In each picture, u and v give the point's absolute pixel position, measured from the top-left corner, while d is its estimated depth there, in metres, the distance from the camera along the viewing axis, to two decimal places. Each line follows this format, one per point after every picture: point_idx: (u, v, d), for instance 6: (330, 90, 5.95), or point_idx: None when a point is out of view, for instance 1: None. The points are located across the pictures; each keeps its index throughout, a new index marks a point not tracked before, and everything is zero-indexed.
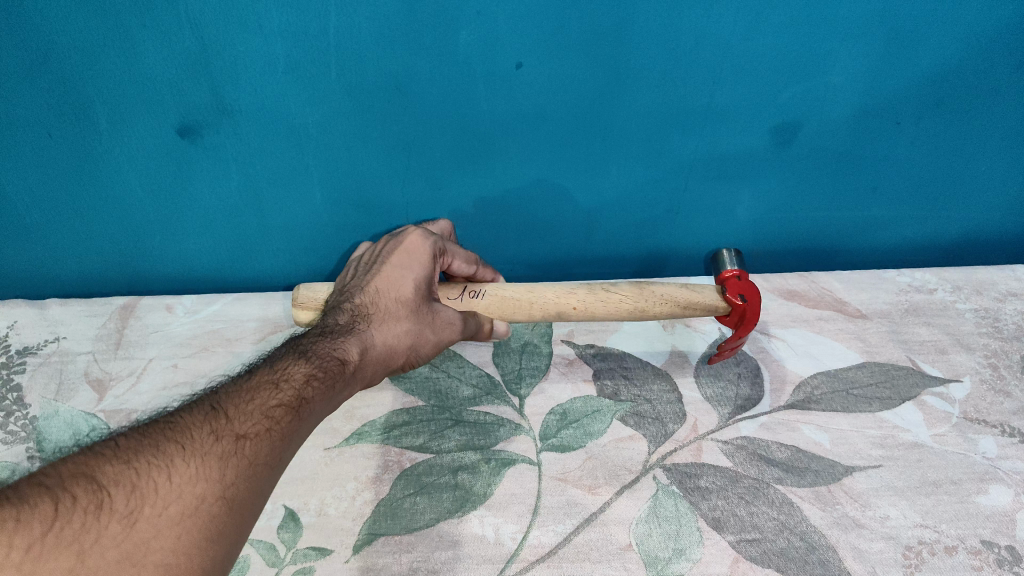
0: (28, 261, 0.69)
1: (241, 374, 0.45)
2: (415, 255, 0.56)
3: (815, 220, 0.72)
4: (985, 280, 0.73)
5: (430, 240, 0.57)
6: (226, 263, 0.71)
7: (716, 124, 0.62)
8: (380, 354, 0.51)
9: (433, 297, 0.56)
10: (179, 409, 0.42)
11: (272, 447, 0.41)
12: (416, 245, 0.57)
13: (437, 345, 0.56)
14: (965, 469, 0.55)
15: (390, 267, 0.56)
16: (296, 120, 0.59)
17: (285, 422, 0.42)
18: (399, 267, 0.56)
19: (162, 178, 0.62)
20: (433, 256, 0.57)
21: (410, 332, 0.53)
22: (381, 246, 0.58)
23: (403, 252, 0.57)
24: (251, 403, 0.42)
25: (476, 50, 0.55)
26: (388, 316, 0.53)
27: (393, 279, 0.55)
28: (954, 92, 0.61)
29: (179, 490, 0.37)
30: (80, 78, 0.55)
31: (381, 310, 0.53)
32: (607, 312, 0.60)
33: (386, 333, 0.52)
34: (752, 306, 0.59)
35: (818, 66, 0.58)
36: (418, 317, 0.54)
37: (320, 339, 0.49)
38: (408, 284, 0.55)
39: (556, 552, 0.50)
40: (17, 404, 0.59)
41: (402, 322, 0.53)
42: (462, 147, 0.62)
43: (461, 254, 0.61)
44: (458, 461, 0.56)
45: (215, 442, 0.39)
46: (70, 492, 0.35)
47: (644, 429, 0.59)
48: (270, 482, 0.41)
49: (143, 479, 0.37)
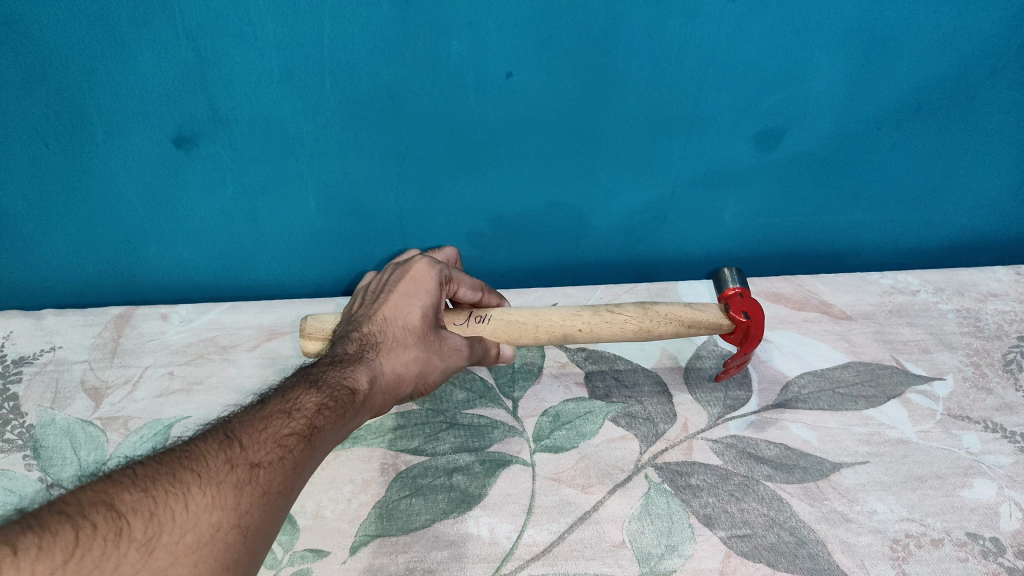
0: (23, 272, 0.70)
1: (252, 404, 0.45)
2: (421, 283, 0.56)
3: (800, 224, 0.74)
4: (966, 282, 0.75)
5: (437, 267, 0.57)
6: (221, 272, 0.72)
7: (702, 131, 0.64)
8: (389, 382, 0.51)
9: (441, 322, 0.56)
10: (193, 438, 0.42)
11: (285, 476, 0.41)
12: (423, 273, 0.57)
13: (445, 371, 0.55)
14: (949, 464, 0.57)
15: (397, 296, 0.56)
16: (291, 129, 0.60)
17: (298, 451, 0.42)
18: (406, 295, 0.55)
19: (158, 188, 0.63)
20: (438, 284, 0.57)
21: (418, 359, 0.53)
22: (387, 276, 0.58)
23: (409, 280, 0.56)
24: (264, 432, 0.42)
25: (467, 60, 0.56)
26: (397, 344, 0.53)
27: (401, 307, 0.55)
28: (932, 98, 0.63)
29: (196, 518, 0.38)
30: (78, 89, 0.56)
31: (389, 338, 0.53)
32: (612, 333, 0.61)
33: (394, 361, 0.52)
34: (756, 324, 0.59)
35: (799, 73, 0.60)
36: (425, 344, 0.54)
37: (329, 369, 0.49)
38: (415, 311, 0.55)
39: (551, 550, 0.51)
40: (13, 413, 0.60)
41: (410, 349, 0.53)
42: (454, 155, 0.63)
43: (467, 279, 0.60)
44: (454, 463, 0.57)
45: (230, 470, 0.40)
46: (90, 519, 0.36)
47: (635, 429, 0.60)
48: (282, 512, 0.41)
49: (161, 507, 0.38)
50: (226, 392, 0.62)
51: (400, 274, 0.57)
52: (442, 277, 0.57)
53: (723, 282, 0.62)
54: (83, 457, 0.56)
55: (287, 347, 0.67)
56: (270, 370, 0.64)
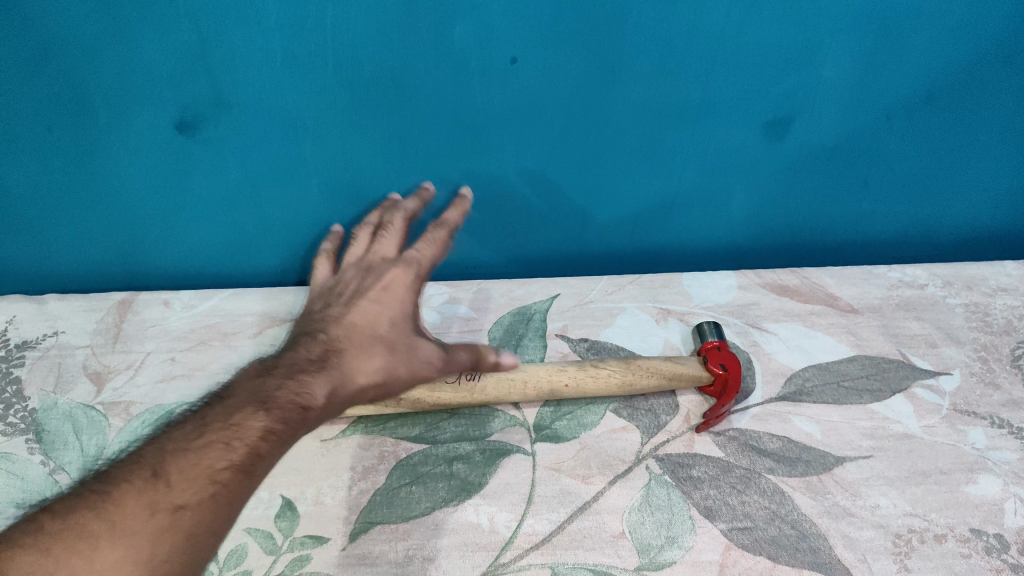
0: (28, 256, 0.70)
1: (195, 428, 0.47)
2: (391, 292, 0.58)
3: (808, 215, 0.73)
4: (975, 276, 0.74)
5: (411, 279, 0.59)
6: (223, 258, 0.72)
7: (709, 118, 0.63)
8: (348, 392, 0.52)
9: (418, 331, 0.57)
10: (131, 467, 0.44)
11: (213, 516, 0.43)
12: (396, 282, 0.58)
13: (411, 382, 0.55)
14: (954, 459, 0.56)
15: (367, 302, 0.57)
16: (294, 113, 0.59)
17: (230, 486, 0.44)
18: (376, 302, 0.57)
19: (161, 172, 0.63)
20: (408, 294, 0.59)
21: (383, 368, 0.53)
22: (359, 278, 0.59)
23: (383, 288, 0.58)
24: (193, 469, 0.44)
25: (471, 44, 0.56)
26: (362, 350, 0.54)
27: (371, 312, 0.56)
28: (944, 87, 0.62)
29: (115, 566, 0.40)
30: (80, 72, 0.56)
31: (355, 344, 0.54)
32: (596, 389, 0.60)
33: (358, 368, 0.53)
34: (733, 376, 0.58)
35: (809, 59, 0.59)
36: (392, 352, 0.54)
37: (290, 379, 0.50)
38: (383, 318, 0.56)
39: (550, 540, 0.50)
40: (16, 397, 0.60)
41: (374, 358, 0.54)
42: (458, 141, 0.63)
43: (428, 267, 0.61)
44: (454, 452, 0.56)
45: (148, 519, 0.41)
46: (18, 551, 0.39)
47: (637, 420, 0.59)
48: (214, 545, 0.43)
49: (63, 550, 0.39)
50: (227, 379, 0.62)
51: (373, 278, 0.59)
52: (413, 287, 0.59)
53: (703, 335, 0.63)
54: (84, 442, 0.56)
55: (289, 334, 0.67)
56: None
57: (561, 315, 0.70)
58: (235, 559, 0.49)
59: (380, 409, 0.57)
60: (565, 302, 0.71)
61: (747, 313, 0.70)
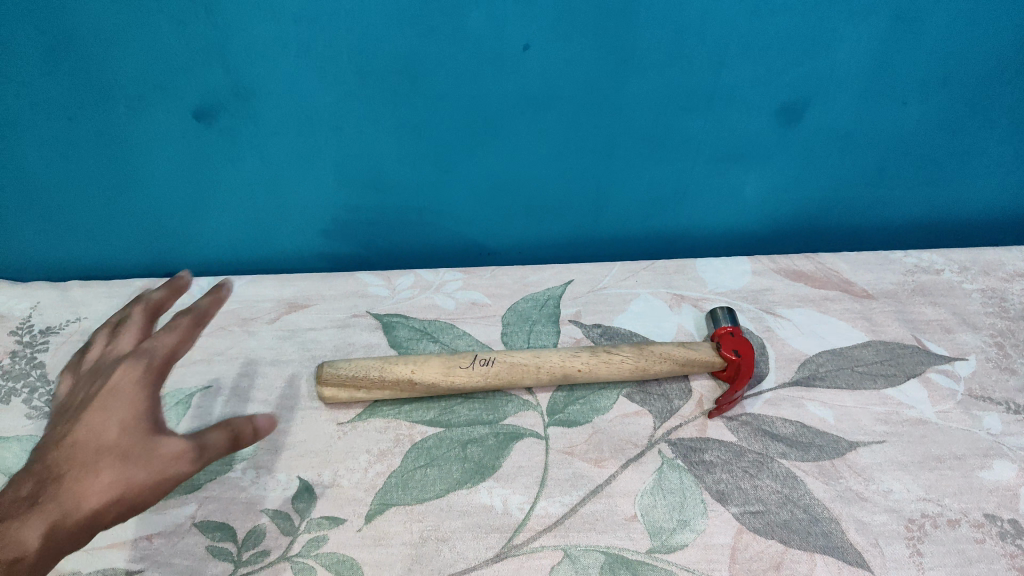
0: (50, 244, 0.71)
1: None
2: (112, 398, 0.42)
3: (822, 200, 0.73)
4: (992, 261, 0.74)
5: (142, 369, 0.43)
6: (241, 245, 0.73)
7: (723, 103, 0.63)
8: (77, 524, 0.38)
9: (160, 424, 0.42)
10: None
11: None
12: (123, 381, 0.43)
13: (163, 489, 0.40)
14: (968, 444, 0.56)
15: (87, 421, 0.41)
16: (309, 102, 0.60)
17: None
18: (100, 411, 0.41)
19: (181, 159, 0.64)
20: (139, 382, 0.43)
21: (116, 483, 0.39)
22: (83, 389, 0.44)
23: (104, 393, 0.42)
24: None
25: (486, 33, 0.56)
26: (77, 470, 0.39)
27: (94, 430, 0.40)
28: (959, 69, 0.63)
29: None
30: (101, 61, 0.57)
31: (72, 467, 0.39)
32: (610, 373, 0.60)
33: (86, 490, 0.38)
34: (746, 360, 0.59)
35: (824, 43, 0.59)
36: (121, 455, 0.39)
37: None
38: (109, 430, 0.40)
39: (563, 522, 0.51)
40: (40, 381, 0.61)
41: (106, 467, 0.39)
42: (472, 128, 0.63)
43: (128, 335, 0.47)
44: (467, 435, 0.57)
45: None
46: None
47: (650, 404, 0.60)
48: None
49: None
50: (246, 363, 0.63)
51: (93, 387, 0.44)
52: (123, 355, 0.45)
53: (716, 321, 0.63)
54: None
55: (306, 320, 0.68)
56: (289, 343, 0.65)
57: (575, 302, 0.70)
58: (253, 539, 0.50)
59: (396, 394, 0.58)
60: (579, 289, 0.71)
61: (761, 299, 0.70)
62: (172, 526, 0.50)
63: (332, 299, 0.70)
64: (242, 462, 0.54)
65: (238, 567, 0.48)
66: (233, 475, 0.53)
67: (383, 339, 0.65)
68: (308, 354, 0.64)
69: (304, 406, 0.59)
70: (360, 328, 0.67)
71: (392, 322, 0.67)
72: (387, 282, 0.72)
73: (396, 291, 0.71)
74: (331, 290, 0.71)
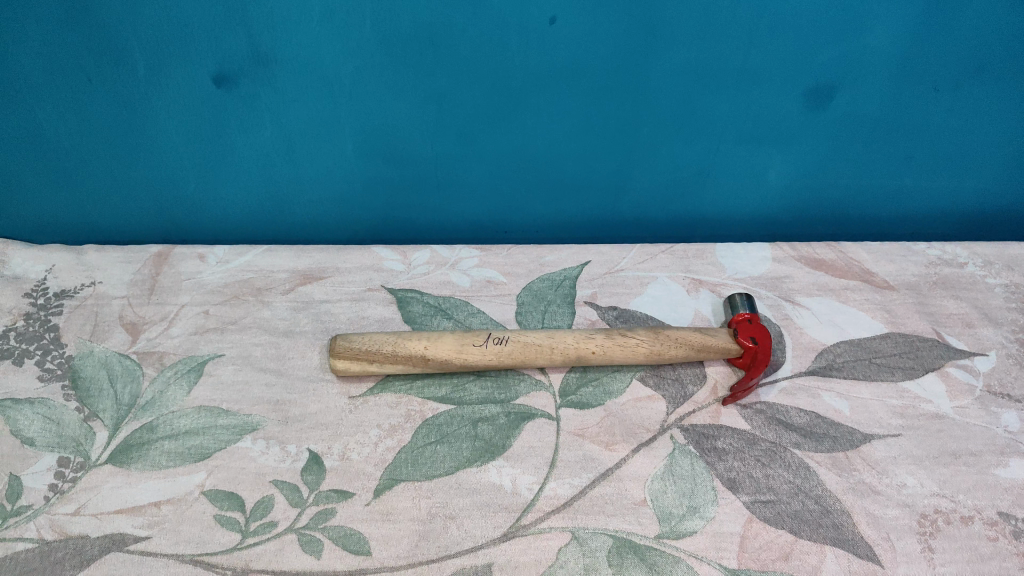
0: (66, 207, 0.71)
1: None
2: None
3: (845, 188, 0.72)
4: (1017, 256, 0.72)
5: None
6: (258, 214, 0.72)
7: (749, 85, 0.62)
8: None
9: None
10: None
11: None
12: None
13: None
14: (985, 441, 0.55)
15: None
16: (331, 71, 0.59)
17: None
18: None
19: (200, 125, 0.63)
20: None
21: None
22: None
23: None
24: None
25: (510, 5, 0.55)
26: None
27: None
28: (992, 57, 0.62)
29: None
30: (121, 23, 0.56)
31: None
32: (624, 357, 0.59)
33: None
34: (762, 348, 0.58)
35: (857, 28, 0.58)
36: None
37: None
38: None
39: (572, 504, 0.51)
40: (54, 344, 0.61)
41: None
42: (493, 103, 0.62)
43: None
44: (479, 413, 0.57)
45: None
46: None
47: (663, 390, 0.59)
48: None
49: None
50: (259, 333, 0.63)
51: None
52: None
53: (733, 306, 0.62)
54: (119, 390, 0.57)
55: (320, 291, 0.67)
56: (303, 314, 0.65)
57: (591, 283, 0.69)
58: (261, 510, 0.50)
59: (409, 369, 0.58)
60: (595, 270, 0.71)
61: (780, 287, 0.69)
62: (180, 494, 0.50)
63: (347, 272, 0.70)
64: (253, 432, 0.54)
65: (245, 537, 0.48)
66: (244, 445, 0.53)
67: (398, 314, 0.65)
68: (322, 326, 0.64)
69: (316, 378, 0.59)
70: (374, 301, 0.66)
71: (407, 297, 0.67)
72: (403, 256, 0.71)
73: (412, 266, 0.70)
74: (347, 262, 0.71)
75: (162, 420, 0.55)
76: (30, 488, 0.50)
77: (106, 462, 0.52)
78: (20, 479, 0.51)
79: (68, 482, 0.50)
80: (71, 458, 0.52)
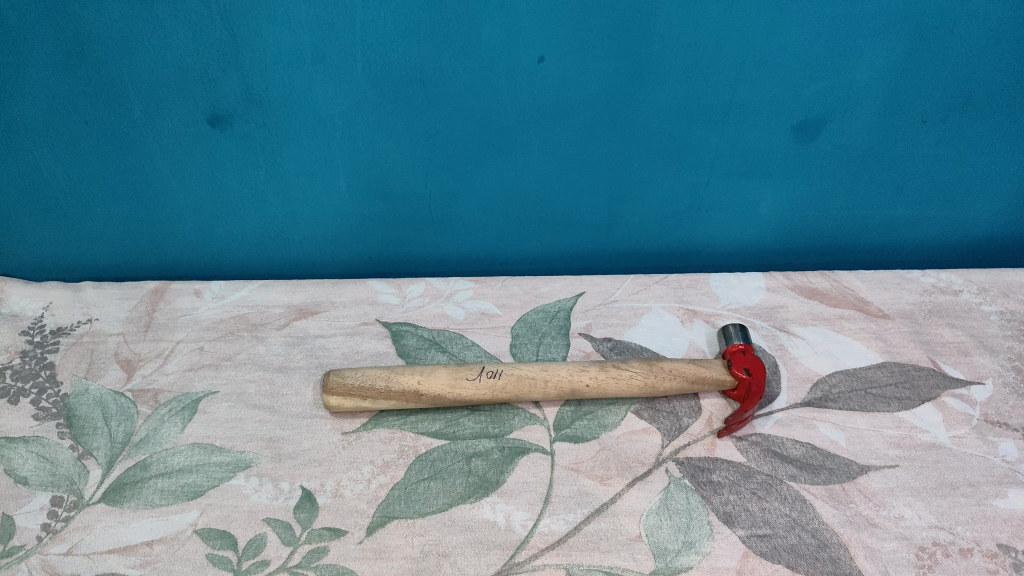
0: (62, 244, 0.71)
1: None
2: None
3: (839, 217, 0.72)
4: (1013, 283, 0.72)
5: None
6: (253, 250, 0.73)
7: (739, 120, 0.63)
8: None
9: None
10: None
11: None
12: None
13: None
14: (984, 471, 0.55)
15: None
16: (323, 111, 0.60)
17: None
18: None
19: (194, 164, 0.64)
20: None
21: None
22: None
23: None
24: None
25: (501, 45, 0.56)
26: None
27: None
28: (981, 90, 0.62)
29: None
30: (116, 65, 0.57)
31: None
32: (618, 390, 0.59)
33: None
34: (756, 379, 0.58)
35: (843, 62, 0.59)
36: None
37: None
38: None
39: (566, 541, 0.50)
40: (49, 382, 0.61)
41: None
42: (485, 140, 0.63)
43: None
44: (473, 448, 0.56)
45: None
46: None
47: (658, 422, 0.59)
48: None
49: None
50: (253, 369, 0.63)
51: None
52: None
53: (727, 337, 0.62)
54: (113, 427, 0.57)
55: (315, 326, 0.67)
56: (297, 350, 0.65)
57: (585, 314, 0.69)
58: (254, 548, 0.49)
59: (403, 405, 0.58)
60: (589, 301, 0.71)
61: (775, 316, 0.69)
62: (173, 533, 0.50)
63: (341, 306, 0.70)
64: (246, 469, 0.54)
65: None
66: (236, 483, 0.53)
67: (392, 348, 0.65)
68: (317, 361, 0.64)
69: (310, 414, 0.59)
70: (369, 336, 0.66)
71: (401, 331, 0.67)
72: (398, 289, 0.72)
73: (406, 299, 0.71)
74: (342, 296, 0.71)
75: (156, 457, 0.55)
76: (24, 529, 0.50)
77: (98, 501, 0.52)
78: (13, 519, 0.50)
79: (61, 522, 0.50)
80: (65, 497, 0.52)
